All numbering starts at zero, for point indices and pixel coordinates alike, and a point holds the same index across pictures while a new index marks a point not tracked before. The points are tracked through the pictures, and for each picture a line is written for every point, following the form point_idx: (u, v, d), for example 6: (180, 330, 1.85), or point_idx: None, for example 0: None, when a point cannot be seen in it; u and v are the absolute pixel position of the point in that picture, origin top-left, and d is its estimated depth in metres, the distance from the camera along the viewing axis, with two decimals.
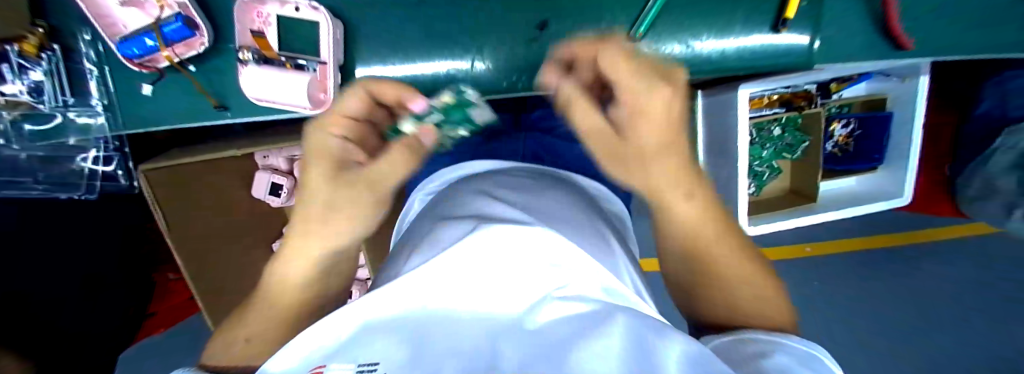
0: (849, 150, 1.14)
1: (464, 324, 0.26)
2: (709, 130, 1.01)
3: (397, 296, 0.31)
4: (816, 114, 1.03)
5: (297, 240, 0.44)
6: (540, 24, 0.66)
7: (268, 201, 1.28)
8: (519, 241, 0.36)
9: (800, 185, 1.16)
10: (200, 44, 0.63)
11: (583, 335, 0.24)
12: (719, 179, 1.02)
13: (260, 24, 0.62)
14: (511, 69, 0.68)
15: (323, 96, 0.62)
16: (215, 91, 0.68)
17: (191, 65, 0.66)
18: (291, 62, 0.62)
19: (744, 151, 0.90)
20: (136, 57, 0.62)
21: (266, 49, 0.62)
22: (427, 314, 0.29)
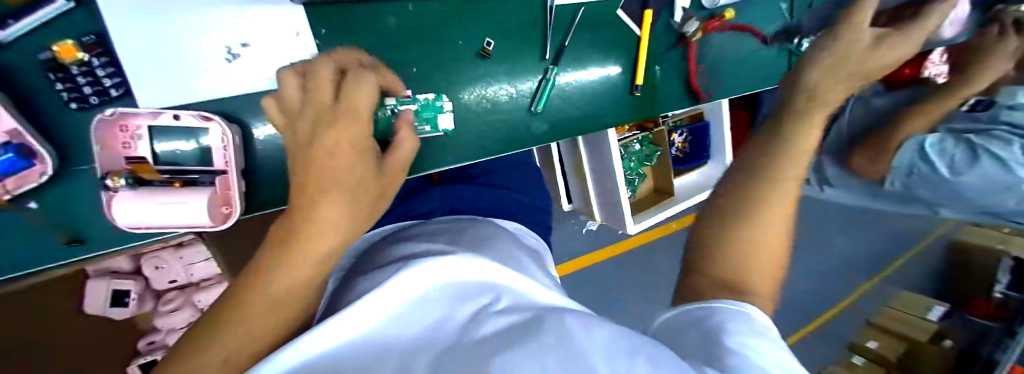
0: (687, 152, 1.46)
1: (418, 350, 0.30)
2: (591, 155, 1.18)
3: (340, 328, 0.32)
4: (661, 131, 1.31)
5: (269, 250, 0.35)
6: (486, 44, 0.58)
7: (110, 315, 1.03)
8: (455, 278, 0.40)
9: (660, 185, 1.43)
10: (42, 175, 0.41)
11: (485, 349, 0.28)
12: (606, 192, 1.21)
13: (125, 145, 0.39)
14: (457, 97, 0.58)
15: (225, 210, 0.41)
16: (66, 222, 0.45)
17: (32, 201, 0.43)
18: (181, 179, 0.40)
19: (619, 169, 1.09)
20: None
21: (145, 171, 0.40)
22: (379, 339, 0.31)
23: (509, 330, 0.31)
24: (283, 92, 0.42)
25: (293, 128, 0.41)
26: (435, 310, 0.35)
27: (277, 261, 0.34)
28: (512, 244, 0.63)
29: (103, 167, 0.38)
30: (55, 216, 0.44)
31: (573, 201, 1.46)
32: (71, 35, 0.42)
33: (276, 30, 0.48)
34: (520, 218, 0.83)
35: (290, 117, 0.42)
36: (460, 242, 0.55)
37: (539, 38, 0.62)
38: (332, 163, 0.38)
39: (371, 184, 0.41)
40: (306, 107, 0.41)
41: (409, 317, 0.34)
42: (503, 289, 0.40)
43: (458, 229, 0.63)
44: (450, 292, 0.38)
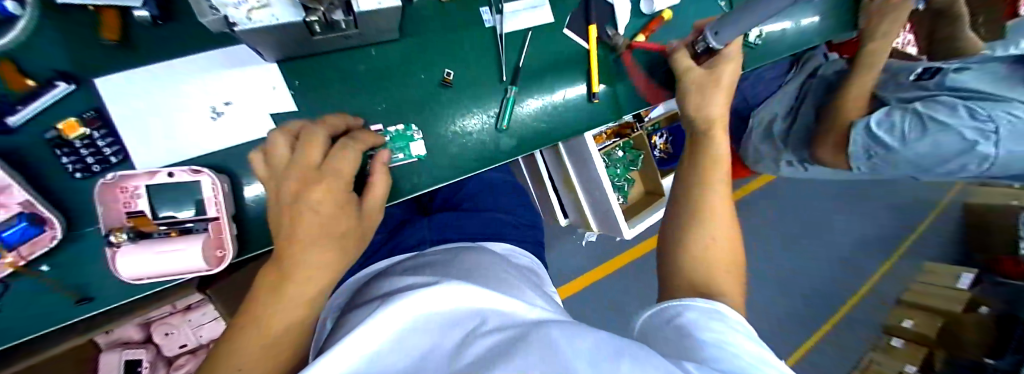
0: (670, 153, 1.50)
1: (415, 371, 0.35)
2: (575, 167, 1.22)
3: (345, 355, 0.37)
4: (640, 135, 1.35)
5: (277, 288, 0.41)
6: (446, 74, 0.64)
7: None
8: (448, 305, 0.45)
9: (650, 187, 1.45)
10: (53, 239, 0.46)
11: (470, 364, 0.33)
12: (595, 201, 1.24)
13: (125, 203, 0.43)
14: (425, 125, 0.63)
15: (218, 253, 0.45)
16: (76, 281, 0.48)
17: (44, 265, 0.47)
18: (177, 228, 0.44)
19: (604, 176, 1.12)
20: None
21: (144, 223, 0.44)
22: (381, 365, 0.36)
23: (494, 346, 0.36)
24: (269, 150, 0.47)
25: (277, 183, 0.45)
26: (425, 337, 0.40)
27: (280, 304, 0.41)
28: (504, 267, 0.68)
29: (105, 224, 0.42)
30: (65, 278, 0.48)
31: (567, 215, 1.48)
32: (73, 113, 0.47)
33: (256, 86, 0.54)
34: (508, 235, 0.86)
35: (276, 173, 0.46)
36: (454, 269, 0.60)
37: (495, 62, 0.67)
38: (314, 218, 0.42)
39: (354, 232, 0.46)
40: (293, 164, 0.45)
41: (406, 344, 0.39)
42: (492, 311, 0.45)
43: (449, 258, 0.67)
44: (443, 319, 0.42)
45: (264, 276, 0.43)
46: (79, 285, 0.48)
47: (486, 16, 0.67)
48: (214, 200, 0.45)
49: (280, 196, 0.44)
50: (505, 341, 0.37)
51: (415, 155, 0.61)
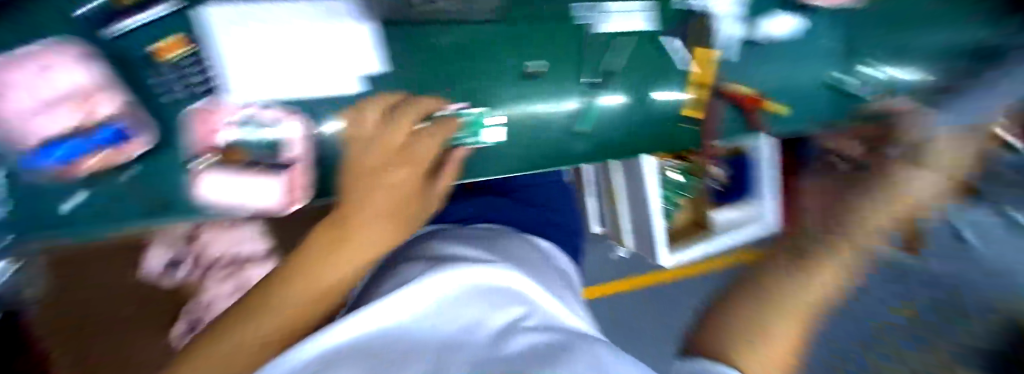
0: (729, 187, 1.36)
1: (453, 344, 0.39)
2: (626, 179, 1.18)
3: (391, 311, 0.40)
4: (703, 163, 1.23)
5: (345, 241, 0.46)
6: (530, 65, 0.68)
7: None
8: (488, 290, 0.49)
9: (697, 218, 1.38)
10: (143, 146, 0.55)
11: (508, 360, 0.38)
12: (638, 218, 1.20)
13: (209, 131, 0.57)
14: (503, 108, 0.67)
15: (294, 195, 0.63)
16: (159, 186, 0.58)
17: (135, 165, 0.56)
18: (266, 165, 0.59)
19: (655, 196, 1.07)
20: (60, 165, 0.51)
21: (235, 153, 0.58)
22: (421, 329, 0.41)
23: (525, 349, 0.41)
24: (362, 117, 0.59)
25: (363, 147, 0.55)
26: (466, 320, 0.43)
27: (336, 265, 0.45)
28: (535, 255, 0.70)
29: (195, 150, 0.57)
30: (156, 186, 0.58)
31: (602, 224, 1.45)
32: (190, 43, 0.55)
33: (353, 46, 0.60)
34: (551, 235, 0.84)
35: (368, 139, 0.57)
36: (491, 247, 0.64)
37: (578, 63, 0.71)
38: (390, 185, 0.51)
39: (419, 207, 0.53)
40: (376, 138, 0.57)
41: (445, 312, 0.43)
42: (525, 308, 0.49)
43: (490, 237, 0.69)
44: (481, 300, 0.47)
45: (331, 232, 0.48)
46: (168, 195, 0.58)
47: (581, 14, 0.71)
48: (293, 141, 0.59)
49: (363, 158, 0.53)
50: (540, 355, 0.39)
51: (485, 138, 0.67)
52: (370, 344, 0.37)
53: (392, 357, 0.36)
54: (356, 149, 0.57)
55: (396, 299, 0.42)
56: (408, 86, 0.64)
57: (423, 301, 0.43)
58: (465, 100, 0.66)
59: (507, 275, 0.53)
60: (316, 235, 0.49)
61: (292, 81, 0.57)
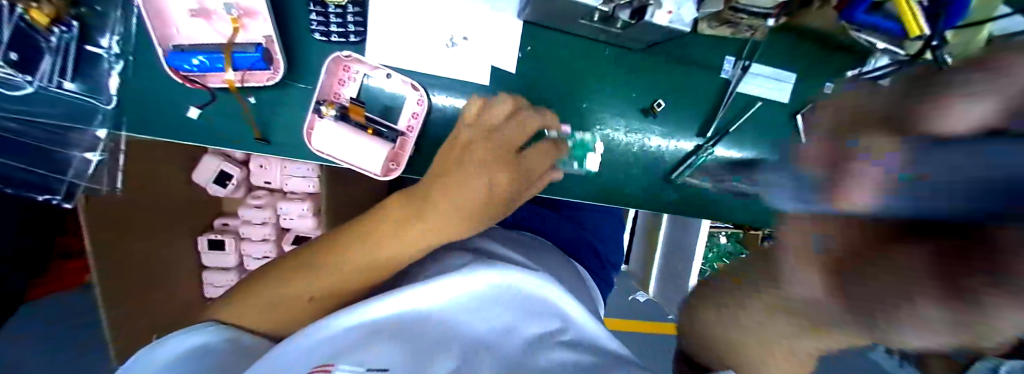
0: None
1: (453, 336, 0.48)
2: (670, 228, 1.17)
3: (403, 302, 0.51)
4: None
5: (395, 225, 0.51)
6: (656, 105, 0.69)
7: (209, 188, 1.16)
8: (498, 288, 0.55)
9: None
10: (270, 79, 0.60)
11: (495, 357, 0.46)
12: (671, 269, 1.17)
13: (341, 81, 0.60)
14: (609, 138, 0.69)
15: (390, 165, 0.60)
16: (266, 119, 0.64)
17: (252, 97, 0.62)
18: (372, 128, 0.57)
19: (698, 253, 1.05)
20: (185, 71, 0.58)
21: (353, 109, 0.57)
22: (430, 318, 0.50)
23: (512, 348, 0.48)
24: (480, 110, 0.58)
25: (472, 142, 0.56)
26: (493, 322, 0.51)
27: (404, 243, 0.50)
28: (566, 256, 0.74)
29: (323, 95, 0.58)
30: (258, 116, 0.63)
31: (630, 263, 1.43)
32: None
33: (488, 34, 0.62)
34: (588, 264, 0.80)
35: (478, 133, 0.57)
36: (524, 245, 0.69)
37: (704, 118, 0.72)
38: (486, 191, 0.53)
39: (487, 210, 0.54)
40: (497, 141, 0.56)
41: (454, 306, 0.52)
42: (533, 307, 0.54)
43: (536, 242, 0.72)
44: (490, 298, 0.53)
45: (403, 201, 0.54)
46: (268, 128, 0.64)
47: (728, 67, 0.70)
48: (414, 114, 0.62)
49: (469, 155, 0.55)
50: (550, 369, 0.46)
51: (585, 168, 0.68)
52: (414, 331, 0.48)
53: (432, 350, 0.46)
54: (464, 136, 0.56)
55: (411, 291, 0.52)
56: (530, 81, 0.66)
57: (436, 296, 0.52)
58: (577, 118, 0.68)
59: (524, 274, 0.57)
60: (395, 204, 0.54)
61: (424, 52, 0.61)
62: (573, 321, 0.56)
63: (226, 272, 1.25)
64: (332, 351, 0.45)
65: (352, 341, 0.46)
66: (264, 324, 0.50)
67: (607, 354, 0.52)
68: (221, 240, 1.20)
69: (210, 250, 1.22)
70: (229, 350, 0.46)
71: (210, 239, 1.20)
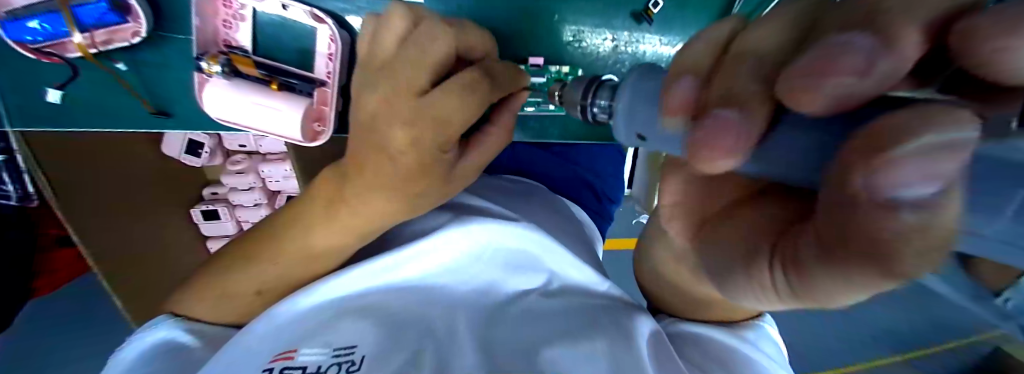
0: None
1: (429, 306, 0.44)
2: None
3: (370, 272, 0.45)
4: None
5: (341, 207, 0.43)
6: (653, 5, 0.54)
7: (184, 160, 1.06)
8: (479, 246, 0.49)
9: None
10: (135, 35, 0.50)
11: (475, 327, 0.43)
12: None
13: (225, 23, 0.47)
14: (596, 56, 0.56)
15: (317, 126, 0.50)
16: (152, 89, 0.56)
17: (120, 62, 0.54)
18: (277, 81, 0.47)
19: None
20: (30, 43, 0.50)
21: (242, 61, 0.47)
22: (403, 288, 0.46)
23: (493, 314, 0.46)
24: (386, 44, 0.39)
25: (387, 109, 0.37)
26: (474, 286, 0.47)
27: (336, 228, 0.44)
28: (556, 200, 0.67)
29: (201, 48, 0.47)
30: (139, 84, 0.55)
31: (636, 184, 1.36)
32: None
33: None
34: (583, 201, 0.75)
35: (393, 93, 0.37)
36: (510, 204, 0.58)
37: (716, 14, 0.56)
38: (397, 163, 0.39)
39: (433, 177, 0.41)
40: (425, 118, 0.36)
41: (430, 271, 0.47)
42: (520, 267, 0.49)
43: (525, 192, 0.64)
44: (469, 257, 0.48)
45: (330, 183, 0.45)
46: (156, 95, 0.56)
47: None
48: (329, 56, 0.47)
49: (387, 137, 0.38)
50: (534, 337, 0.44)
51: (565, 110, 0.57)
52: (386, 308, 0.44)
53: (406, 326, 0.42)
54: (368, 103, 0.39)
55: (377, 262, 0.46)
56: None
57: (409, 263, 0.46)
58: (558, 37, 0.54)
59: (509, 229, 0.50)
60: (322, 183, 0.46)
61: None
62: (565, 273, 0.51)
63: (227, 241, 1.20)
64: (297, 333, 0.41)
65: (318, 321, 0.42)
66: (211, 311, 0.46)
67: (595, 304, 0.50)
68: (214, 210, 1.14)
69: (206, 220, 1.17)
70: (192, 346, 0.43)
71: (201, 210, 1.15)
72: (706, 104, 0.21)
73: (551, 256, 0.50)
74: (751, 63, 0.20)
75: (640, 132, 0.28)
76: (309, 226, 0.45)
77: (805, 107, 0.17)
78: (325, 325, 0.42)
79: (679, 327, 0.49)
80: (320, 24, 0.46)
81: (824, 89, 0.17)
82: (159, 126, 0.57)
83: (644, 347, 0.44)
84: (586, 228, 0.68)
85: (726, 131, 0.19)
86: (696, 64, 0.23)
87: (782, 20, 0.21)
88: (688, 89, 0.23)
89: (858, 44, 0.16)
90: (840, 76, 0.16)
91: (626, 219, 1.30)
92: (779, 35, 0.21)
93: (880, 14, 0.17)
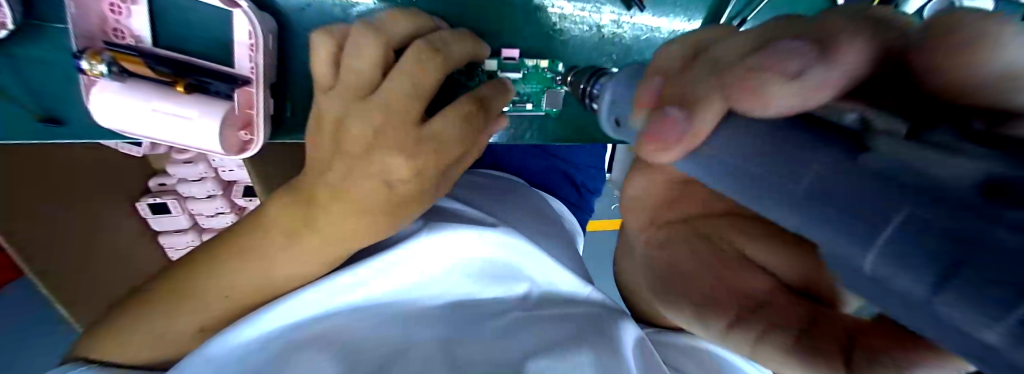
0: None
1: (398, 325, 0.42)
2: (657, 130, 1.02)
3: (331, 292, 0.41)
4: None
5: (295, 228, 0.39)
6: None
7: (121, 148, 0.92)
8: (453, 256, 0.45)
9: None
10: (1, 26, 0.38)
11: (449, 344, 0.40)
12: None
13: (112, 8, 0.37)
14: (581, 44, 0.47)
15: (244, 134, 0.41)
16: (36, 92, 0.43)
17: None
18: (186, 81, 0.38)
19: None
20: None
21: (132, 60, 0.37)
22: (369, 306, 0.42)
23: (468, 327, 0.43)
24: (350, 62, 0.34)
25: (376, 143, 0.34)
26: (445, 300, 0.45)
27: (303, 258, 0.40)
28: (535, 197, 0.62)
29: (84, 42, 0.37)
30: (16, 85, 0.42)
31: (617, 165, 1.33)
32: None
33: None
34: (562, 194, 0.72)
35: (385, 125, 0.34)
36: (485, 212, 0.53)
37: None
38: (384, 193, 0.36)
39: (400, 202, 0.37)
40: (427, 146, 0.34)
41: (398, 285, 0.43)
42: (496, 276, 0.47)
43: (500, 189, 0.60)
44: (442, 268, 0.45)
45: (290, 211, 0.39)
46: (41, 97, 0.43)
47: None
48: (250, 47, 0.39)
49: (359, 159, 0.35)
50: (512, 351, 0.41)
51: (544, 108, 0.48)
52: (349, 331, 0.40)
53: (370, 351, 0.39)
54: (333, 116, 0.36)
55: (337, 280, 0.41)
56: None
57: (376, 281, 0.42)
58: (536, 21, 0.45)
59: (486, 237, 0.46)
60: (276, 213, 0.40)
61: None
62: (546, 280, 0.49)
63: (183, 235, 1.12)
64: (249, 363, 0.37)
65: (269, 350, 0.38)
66: (144, 349, 0.39)
67: (577, 313, 0.47)
68: (163, 204, 1.03)
69: (156, 215, 1.07)
70: None
71: (148, 204, 1.04)
72: (662, 101, 0.21)
73: (527, 263, 0.48)
74: (705, 66, 0.20)
75: (617, 117, 0.27)
76: (255, 253, 0.39)
77: (759, 110, 0.17)
78: (283, 354, 0.38)
79: (664, 336, 0.49)
80: (235, 9, 0.37)
81: (769, 102, 0.17)
82: (53, 139, 0.45)
83: (629, 355, 0.42)
84: (567, 226, 0.65)
85: (671, 126, 0.19)
86: (668, 64, 0.23)
87: (739, 33, 0.21)
88: (659, 84, 0.22)
89: (794, 54, 0.17)
90: (773, 84, 0.17)
91: (606, 203, 1.28)
92: (742, 39, 0.20)
93: (823, 33, 0.18)
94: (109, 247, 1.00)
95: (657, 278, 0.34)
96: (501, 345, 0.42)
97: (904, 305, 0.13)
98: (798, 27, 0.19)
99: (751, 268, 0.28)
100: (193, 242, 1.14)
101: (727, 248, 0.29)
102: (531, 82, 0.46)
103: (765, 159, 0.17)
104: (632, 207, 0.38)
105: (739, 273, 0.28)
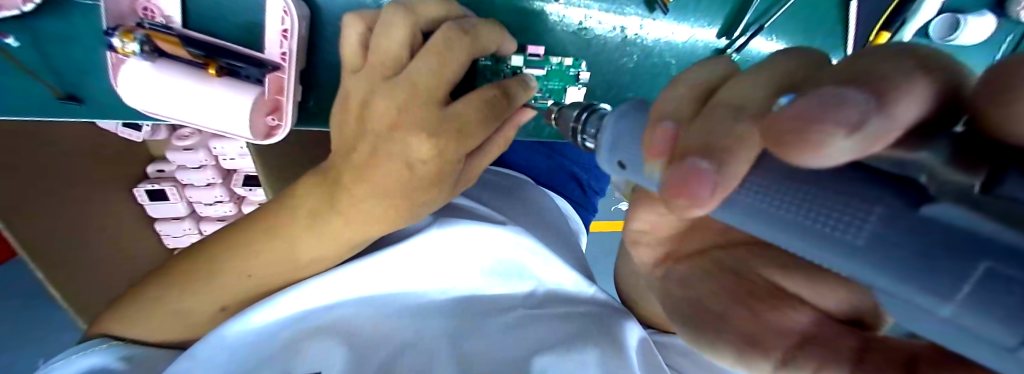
0: None
1: (405, 318, 0.41)
2: None
3: (339, 285, 0.41)
4: None
5: (320, 212, 0.40)
6: None
7: (120, 132, 0.90)
8: (463, 252, 0.45)
9: None
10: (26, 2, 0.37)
11: (457, 339, 0.40)
12: None
13: None
14: (603, 45, 0.48)
15: (271, 119, 0.41)
16: (56, 69, 0.42)
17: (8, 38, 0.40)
18: (217, 63, 0.38)
19: None
20: None
21: (165, 40, 0.36)
22: (377, 300, 0.42)
23: (475, 322, 0.43)
24: (385, 53, 0.34)
25: (400, 124, 0.34)
26: (453, 295, 0.45)
27: (322, 240, 0.40)
28: (545, 197, 0.63)
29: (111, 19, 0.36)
30: (36, 60, 0.41)
31: None
32: None
33: None
34: (570, 194, 0.72)
35: (409, 103, 0.34)
36: (493, 210, 0.53)
37: (734, 6, 0.49)
38: (405, 174, 0.36)
39: (419, 188, 0.37)
40: (448, 131, 0.34)
41: (407, 281, 0.43)
42: (504, 273, 0.47)
43: (510, 187, 0.60)
44: (450, 264, 0.45)
45: (316, 190, 0.40)
46: (61, 74, 0.42)
47: None
48: (283, 33, 0.38)
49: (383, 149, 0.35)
50: (520, 346, 0.41)
51: None
52: (352, 327, 0.40)
53: (379, 344, 0.39)
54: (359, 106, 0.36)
55: (345, 273, 0.41)
56: None
57: (386, 275, 0.42)
58: (561, 19, 0.45)
59: (495, 233, 0.46)
60: (304, 193, 0.41)
61: None
62: (555, 279, 0.48)
63: (180, 222, 1.10)
64: (250, 361, 0.36)
65: (276, 341, 0.38)
66: (159, 329, 0.40)
67: (583, 312, 0.47)
68: (162, 190, 1.02)
69: (154, 201, 1.05)
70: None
71: (146, 190, 1.02)
72: (682, 151, 0.19)
73: (535, 261, 0.48)
74: (724, 110, 0.19)
75: (622, 159, 0.26)
76: (283, 234, 0.40)
77: (813, 162, 0.15)
78: (289, 347, 0.37)
79: (669, 337, 0.49)
80: None
81: (830, 155, 0.15)
82: (72, 116, 0.44)
83: (634, 354, 0.43)
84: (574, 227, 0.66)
85: (699, 179, 0.17)
86: (674, 108, 0.22)
87: (751, 74, 0.20)
88: (672, 130, 0.21)
89: (856, 98, 0.15)
90: (833, 137, 0.14)
91: (607, 205, 1.28)
92: (754, 80, 0.20)
93: (869, 68, 0.16)
94: (107, 234, 0.99)
95: (664, 299, 0.32)
96: (508, 341, 0.42)
97: (976, 342, 0.13)
98: (794, 73, 0.20)
99: (794, 302, 0.25)
100: (191, 231, 1.12)
101: (757, 279, 0.27)
102: (553, 80, 0.46)
103: (810, 214, 0.16)
104: (640, 240, 0.34)
105: (781, 310, 0.25)
